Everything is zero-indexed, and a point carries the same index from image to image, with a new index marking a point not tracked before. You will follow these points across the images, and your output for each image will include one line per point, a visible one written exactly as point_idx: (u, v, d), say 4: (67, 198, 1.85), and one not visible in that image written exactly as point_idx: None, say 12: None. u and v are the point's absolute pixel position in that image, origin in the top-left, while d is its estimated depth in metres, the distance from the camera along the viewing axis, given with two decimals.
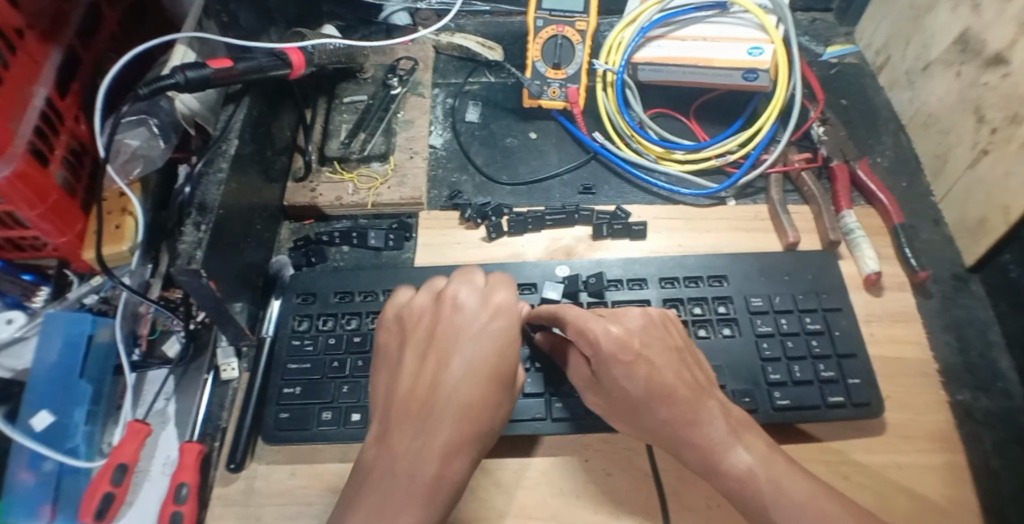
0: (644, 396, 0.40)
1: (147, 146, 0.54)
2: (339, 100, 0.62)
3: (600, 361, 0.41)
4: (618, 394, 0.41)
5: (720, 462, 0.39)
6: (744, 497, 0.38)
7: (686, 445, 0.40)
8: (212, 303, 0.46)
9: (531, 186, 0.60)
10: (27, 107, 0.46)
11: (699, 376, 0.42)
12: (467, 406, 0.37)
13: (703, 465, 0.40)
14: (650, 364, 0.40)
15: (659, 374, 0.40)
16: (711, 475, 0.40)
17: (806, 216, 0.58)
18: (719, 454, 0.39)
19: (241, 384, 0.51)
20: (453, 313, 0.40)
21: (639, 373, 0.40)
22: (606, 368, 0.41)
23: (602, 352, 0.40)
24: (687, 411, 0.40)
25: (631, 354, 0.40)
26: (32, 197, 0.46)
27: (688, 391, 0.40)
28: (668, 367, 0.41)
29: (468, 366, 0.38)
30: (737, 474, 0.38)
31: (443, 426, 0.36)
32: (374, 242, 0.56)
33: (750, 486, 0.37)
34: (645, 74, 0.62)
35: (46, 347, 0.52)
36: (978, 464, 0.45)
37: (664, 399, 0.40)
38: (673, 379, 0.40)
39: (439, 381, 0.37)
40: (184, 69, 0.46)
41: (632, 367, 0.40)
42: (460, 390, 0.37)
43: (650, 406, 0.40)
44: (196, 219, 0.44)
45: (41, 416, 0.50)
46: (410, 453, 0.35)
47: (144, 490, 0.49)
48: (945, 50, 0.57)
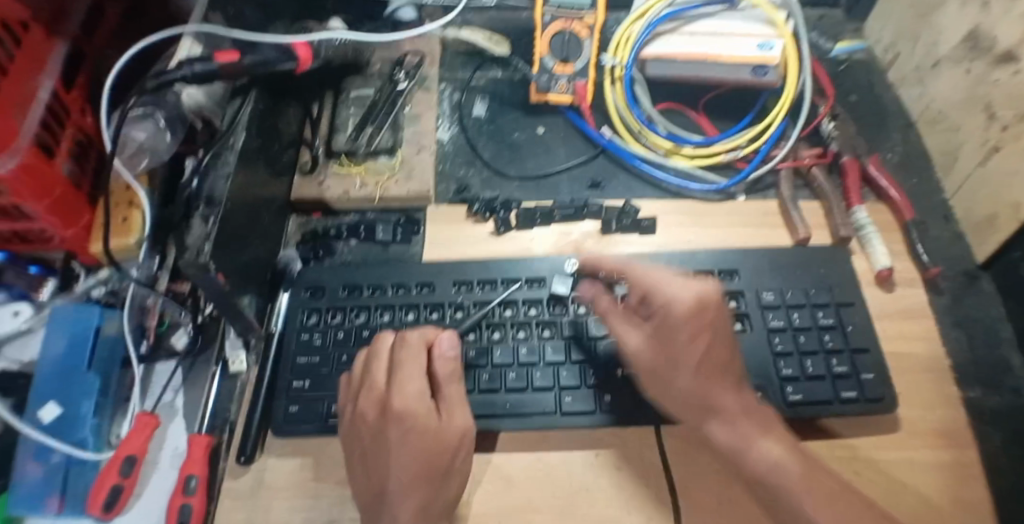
0: (695, 360, 0.42)
1: (154, 139, 0.54)
2: (346, 94, 0.62)
3: (665, 319, 0.44)
4: (669, 343, 0.43)
5: (749, 446, 0.40)
6: (770, 487, 0.38)
7: (714, 420, 0.41)
8: (219, 297, 0.46)
9: (539, 180, 0.60)
10: (33, 100, 0.45)
11: (742, 368, 0.44)
12: (439, 464, 0.39)
13: (731, 447, 0.40)
14: (714, 338, 0.43)
15: (718, 350, 0.42)
16: (736, 458, 0.40)
17: (816, 211, 0.58)
18: (751, 438, 0.40)
19: (250, 378, 0.51)
20: (400, 382, 0.42)
21: (699, 343, 0.42)
22: (668, 326, 0.44)
23: (675, 312, 0.43)
24: (731, 394, 0.42)
25: (702, 323, 0.43)
26: (38, 190, 0.46)
27: (734, 374, 0.43)
28: (727, 346, 0.43)
29: (430, 429, 0.40)
30: (766, 461, 0.39)
31: (420, 489, 0.39)
32: (382, 236, 0.56)
33: (780, 474, 0.38)
34: (653, 69, 0.61)
35: (54, 338, 0.52)
36: (990, 461, 0.45)
37: (713, 364, 0.42)
38: (727, 357, 0.43)
39: (405, 450, 0.39)
40: (190, 63, 0.47)
41: (695, 335, 0.43)
42: (409, 468, 0.39)
43: (693, 371, 0.42)
44: (204, 212, 0.44)
45: (49, 408, 0.50)
46: (404, 515, 0.38)
47: (152, 481, 0.49)
48: (954, 47, 0.56)
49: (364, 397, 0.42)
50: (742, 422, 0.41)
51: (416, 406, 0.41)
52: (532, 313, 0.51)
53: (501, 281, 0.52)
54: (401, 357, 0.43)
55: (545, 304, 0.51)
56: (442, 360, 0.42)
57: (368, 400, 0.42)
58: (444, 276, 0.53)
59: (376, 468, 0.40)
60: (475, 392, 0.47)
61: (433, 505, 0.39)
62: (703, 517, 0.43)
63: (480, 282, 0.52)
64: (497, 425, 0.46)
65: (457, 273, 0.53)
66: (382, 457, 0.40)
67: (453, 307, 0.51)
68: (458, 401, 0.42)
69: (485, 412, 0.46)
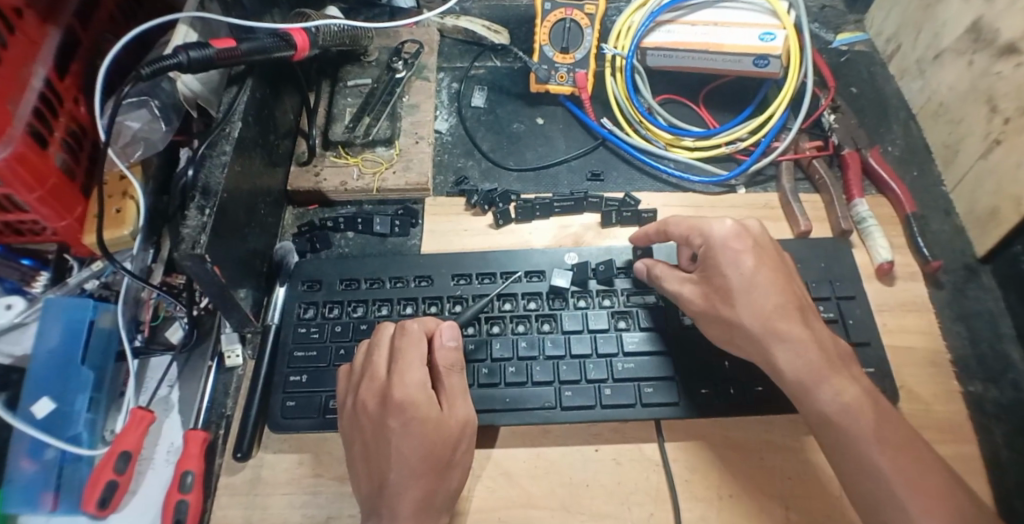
0: (748, 283, 0.42)
1: (148, 128, 0.53)
2: (343, 83, 0.61)
3: (708, 248, 0.44)
4: (719, 283, 0.43)
5: (822, 383, 0.40)
6: (838, 428, 0.38)
7: (782, 353, 0.41)
8: (216, 289, 0.45)
9: (538, 171, 0.60)
10: (25, 88, 0.44)
11: (802, 298, 0.44)
12: (444, 455, 0.39)
13: (800, 385, 0.40)
14: (760, 260, 0.43)
15: (765, 271, 0.43)
16: (804, 397, 0.40)
17: (817, 204, 0.57)
18: (822, 376, 0.40)
19: (246, 371, 0.51)
20: (403, 370, 0.41)
21: (745, 263, 0.43)
22: (713, 253, 0.44)
23: (715, 237, 0.44)
24: (794, 323, 0.42)
25: (743, 245, 0.43)
26: (32, 181, 0.45)
27: (794, 301, 0.43)
28: (775, 274, 0.43)
29: (434, 419, 0.39)
30: (837, 402, 0.39)
31: (424, 480, 0.38)
32: (380, 229, 0.55)
33: (848, 416, 0.38)
34: (654, 60, 0.60)
35: (46, 332, 0.51)
36: (988, 455, 0.45)
37: (764, 295, 0.42)
38: (777, 284, 0.43)
39: (407, 441, 0.38)
40: (186, 49, 0.45)
41: (739, 256, 0.43)
42: (410, 458, 0.38)
43: (747, 298, 0.42)
44: (199, 203, 0.43)
45: (42, 403, 0.49)
46: (405, 506, 0.37)
47: (148, 477, 0.48)
48: (957, 39, 0.56)
49: (364, 388, 0.41)
50: (813, 357, 0.41)
51: (419, 396, 0.40)
52: (532, 307, 0.50)
53: (500, 274, 0.52)
54: (403, 346, 0.42)
55: (544, 297, 0.50)
56: (443, 351, 0.42)
57: (368, 392, 0.41)
58: (443, 269, 0.52)
59: (377, 459, 0.39)
60: (474, 387, 0.47)
61: (437, 498, 0.39)
62: (705, 512, 0.43)
63: (479, 275, 0.52)
64: (495, 420, 0.46)
65: (456, 266, 0.52)
66: (384, 448, 0.39)
67: (451, 300, 0.50)
68: (459, 392, 0.42)
69: (483, 407, 0.46)
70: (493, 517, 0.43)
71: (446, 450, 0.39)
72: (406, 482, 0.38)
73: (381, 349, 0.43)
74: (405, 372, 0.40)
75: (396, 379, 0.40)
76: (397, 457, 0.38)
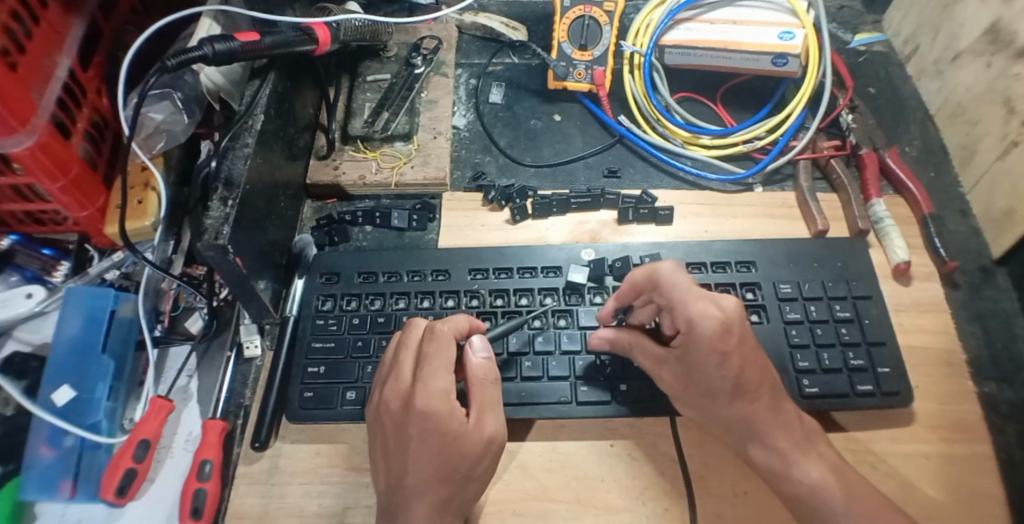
0: (732, 387, 0.39)
1: (171, 120, 0.53)
2: (362, 78, 0.62)
3: (692, 344, 0.39)
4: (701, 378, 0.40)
5: (790, 465, 0.39)
6: (811, 506, 0.38)
7: (753, 443, 0.41)
8: (236, 281, 0.46)
9: (555, 168, 0.60)
10: (51, 78, 0.45)
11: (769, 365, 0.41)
12: (461, 468, 0.38)
13: (770, 469, 0.40)
14: (743, 356, 0.39)
15: (750, 368, 0.39)
16: (775, 480, 0.40)
17: (834, 204, 0.57)
18: (790, 455, 0.39)
19: (264, 362, 0.51)
20: (427, 377, 0.39)
21: (730, 367, 0.39)
22: (696, 349, 0.39)
23: (700, 336, 0.38)
24: (767, 410, 0.40)
25: (729, 346, 0.39)
26: (55, 170, 0.46)
27: (768, 388, 0.40)
28: (755, 366, 0.40)
29: (454, 432, 0.38)
30: (807, 480, 0.38)
31: (439, 489, 0.38)
32: (397, 223, 0.56)
33: (820, 493, 0.38)
34: (671, 58, 0.61)
35: (66, 321, 0.51)
36: (1005, 457, 0.45)
37: (748, 384, 0.40)
38: (758, 377, 0.40)
39: (424, 451, 0.38)
40: (211, 42, 0.45)
41: (725, 358, 0.39)
42: (428, 465, 0.38)
43: (730, 399, 0.40)
44: (222, 194, 0.44)
45: (62, 390, 0.49)
46: (418, 511, 0.37)
47: (166, 466, 0.49)
48: (975, 40, 0.56)
49: (390, 388, 0.40)
50: (783, 439, 0.40)
51: (440, 409, 0.39)
52: (549, 302, 0.50)
53: (516, 269, 0.52)
54: (431, 350, 0.40)
55: (560, 292, 0.51)
56: (474, 363, 0.41)
57: (392, 392, 0.40)
58: (460, 263, 0.52)
59: (395, 461, 0.39)
60: None
61: (450, 505, 0.39)
62: (718, 508, 0.43)
63: (496, 270, 0.52)
64: (512, 414, 0.46)
65: (473, 260, 0.52)
66: (402, 450, 0.39)
67: (468, 295, 0.51)
68: (490, 403, 0.40)
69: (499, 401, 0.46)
70: (508, 510, 0.43)
71: (464, 463, 0.38)
72: (419, 489, 0.38)
73: (410, 349, 0.42)
74: (429, 378, 0.39)
75: (421, 384, 0.39)
76: (413, 463, 0.38)
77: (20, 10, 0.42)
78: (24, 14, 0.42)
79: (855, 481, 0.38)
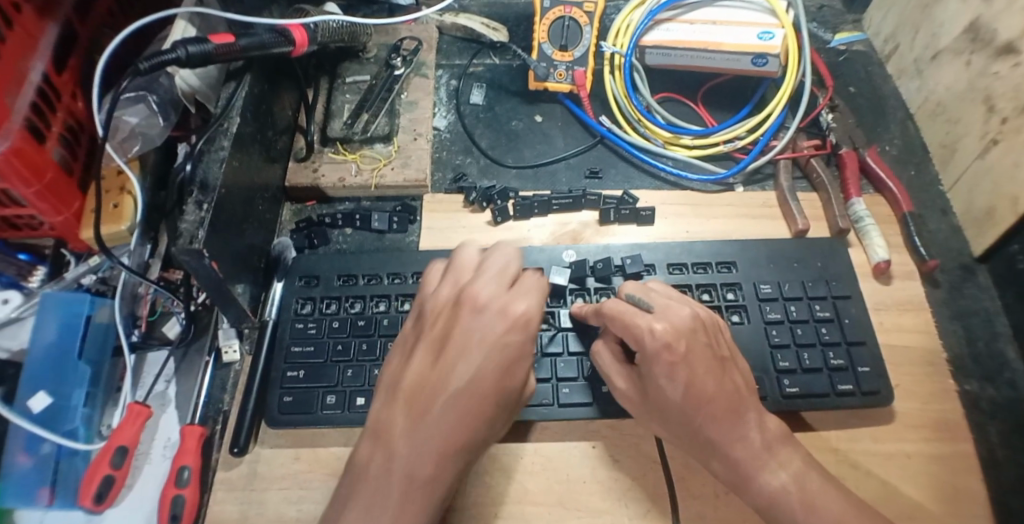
0: (683, 401, 0.39)
1: (146, 123, 0.53)
2: (341, 80, 0.61)
3: (643, 357, 0.40)
4: (656, 395, 0.41)
5: (753, 478, 0.39)
6: (776, 514, 0.38)
7: (716, 456, 0.40)
8: (213, 285, 0.45)
9: (537, 169, 0.60)
10: (23, 82, 0.44)
11: (733, 380, 0.41)
12: (502, 403, 0.36)
13: (733, 480, 0.40)
14: (692, 369, 0.39)
15: (700, 382, 0.39)
16: (741, 490, 0.40)
17: (814, 203, 0.58)
18: (751, 469, 0.39)
19: (243, 367, 0.51)
20: (517, 296, 0.37)
21: (679, 377, 0.39)
22: (647, 365, 0.40)
23: (646, 349, 0.39)
24: (727, 423, 0.39)
25: (677, 355, 0.39)
26: (30, 175, 0.45)
27: (726, 401, 0.39)
28: (711, 376, 0.39)
29: (519, 363, 0.36)
30: (769, 493, 0.38)
31: (475, 415, 0.35)
32: (377, 225, 0.55)
33: (783, 506, 0.38)
34: (652, 58, 0.61)
35: (41, 326, 0.51)
36: (986, 455, 0.45)
37: (702, 405, 0.39)
38: (714, 389, 0.39)
39: (482, 365, 0.35)
40: (185, 43, 0.45)
41: (674, 369, 0.39)
42: (471, 392, 0.35)
43: (683, 410, 0.40)
44: (198, 198, 0.43)
45: (39, 397, 0.49)
46: (437, 439, 0.35)
47: (144, 472, 0.48)
48: (955, 39, 0.56)
49: (467, 297, 0.37)
50: (741, 452, 0.39)
51: (520, 332, 0.36)
52: None
53: None
54: (521, 282, 0.38)
55: (542, 294, 0.50)
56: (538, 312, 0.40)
57: (473, 295, 0.37)
58: (440, 265, 0.52)
59: (445, 360, 0.36)
60: None
61: (471, 438, 0.35)
62: (699, 509, 0.43)
63: None
64: None
65: None
66: (458, 350, 0.36)
67: None
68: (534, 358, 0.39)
69: None
70: (490, 513, 0.43)
71: (501, 410, 0.36)
72: (458, 400, 0.35)
73: (491, 273, 0.39)
74: (506, 300, 0.37)
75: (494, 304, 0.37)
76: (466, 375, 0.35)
77: None
78: None
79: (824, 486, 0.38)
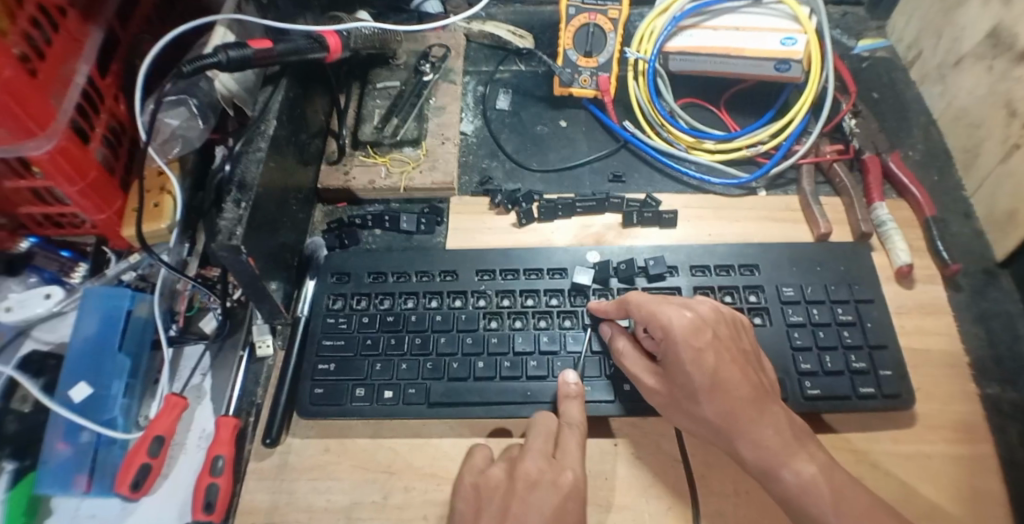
0: (710, 385, 0.41)
1: (186, 126, 0.55)
2: (372, 86, 0.63)
3: (669, 345, 0.43)
4: (681, 380, 0.42)
5: (780, 466, 0.39)
6: (801, 507, 0.38)
7: (742, 441, 0.41)
8: (250, 281, 0.47)
9: (561, 173, 0.61)
10: (69, 84, 0.46)
11: (762, 381, 0.43)
12: None
13: (762, 469, 0.40)
14: (719, 355, 0.42)
15: (727, 367, 0.42)
16: (766, 479, 0.40)
17: (837, 207, 0.58)
18: (781, 458, 0.39)
19: (276, 361, 0.52)
20: (563, 463, 0.41)
21: (706, 362, 0.41)
22: (675, 350, 0.42)
23: (675, 335, 0.42)
24: (755, 411, 0.41)
25: (703, 341, 0.42)
26: (73, 173, 0.48)
27: (751, 390, 0.42)
28: (735, 364, 0.42)
29: None
30: (799, 482, 0.38)
31: None
32: (406, 226, 0.57)
33: (811, 496, 0.38)
34: (676, 64, 0.62)
35: (83, 322, 0.53)
36: (1008, 457, 0.45)
37: (727, 392, 0.41)
38: (738, 376, 0.42)
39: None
40: (226, 49, 0.47)
41: (700, 354, 0.42)
42: None
43: (712, 396, 0.41)
44: (236, 197, 0.45)
45: (80, 387, 0.51)
46: None
47: (179, 461, 0.50)
48: (976, 44, 0.56)
49: (529, 459, 0.42)
50: (772, 439, 0.40)
51: (574, 504, 0.39)
52: (554, 303, 0.51)
53: (522, 270, 0.53)
54: (568, 441, 0.43)
55: (566, 294, 0.52)
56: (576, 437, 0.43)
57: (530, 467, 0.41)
58: (467, 264, 0.53)
59: None
60: (495, 378, 0.48)
61: None
62: (718, 506, 0.44)
63: (503, 271, 0.53)
64: (517, 412, 0.47)
65: (480, 262, 0.54)
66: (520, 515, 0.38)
67: (475, 295, 0.52)
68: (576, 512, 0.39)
69: (505, 398, 0.47)
70: None
71: None
72: None
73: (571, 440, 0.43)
74: (553, 464, 0.42)
75: (536, 463, 0.42)
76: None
77: (40, 18, 0.43)
78: (43, 23, 0.44)
79: (847, 482, 0.38)
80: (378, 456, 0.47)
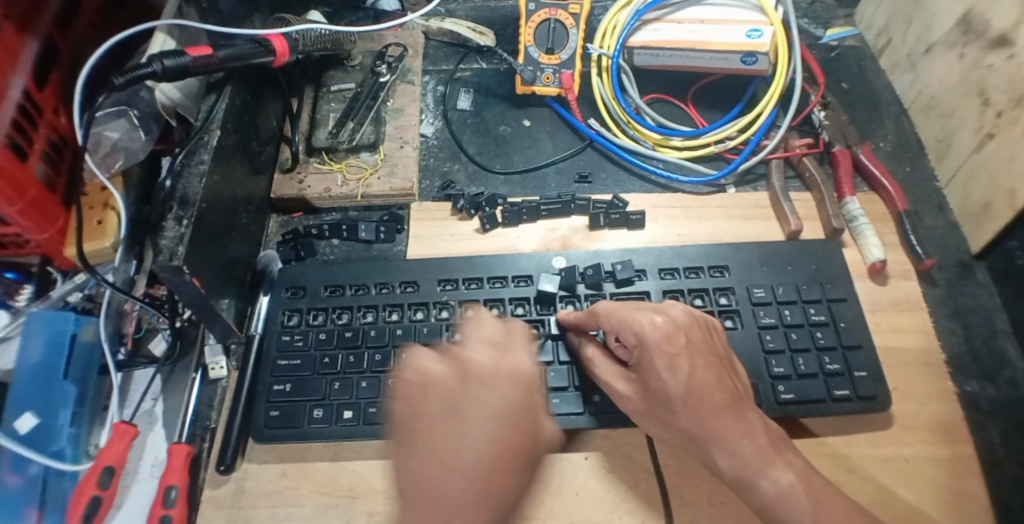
0: (685, 392, 0.39)
1: (128, 138, 0.53)
2: (327, 89, 0.61)
3: (641, 352, 0.41)
4: (655, 388, 0.40)
5: (758, 474, 0.38)
6: (780, 517, 0.37)
7: (719, 451, 0.39)
8: (196, 301, 0.45)
9: (525, 174, 0.59)
10: (3, 99, 0.43)
11: (737, 385, 0.41)
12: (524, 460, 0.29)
13: (739, 478, 0.39)
14: (694, 359, 0.40)
15: (702, 372, 0.40)
16: (743, 489, 0.39)
17: (808, 202, 0.57)
18: (759, 467, 0.38)
19: (230, 383, 0.50)
20: (503, 354, 0.32)
21: (681, 368, 0.40)
22: (648, 357, 0.40)
23: (648, 342, 0.40)
24: (729, 416, 0.39)
25: (677, 346, 0.40)
26: (11, 192, 0.44)
27: (727, 395, 0.40)
28: (710, 369, 0.40)
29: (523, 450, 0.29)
30: (777, 491, 0.37)
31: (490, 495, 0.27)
32: (365, 235, 0.55)
33: (789, 504, 0.37)
34: (640, 59, 0.59)
35: (28, 345, 0.51)
36: (987, 457, 0.44)
37: (701, 398, 0.39)
38: (713, 381, 0.40)
39: (492, 457, 0.28)
40: (160, 57, 0.44)
41: (675, 359, 0.40)
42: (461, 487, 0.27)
43: (687, 404, 0.40)
44: (177, 214, 0.42)
45: (25, 418, 0.48)
46: None
47: (132, 491, 0.48)
48: (947, 31, 0.55)
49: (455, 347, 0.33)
50: (748, 448, 0.39)
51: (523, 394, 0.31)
52: (520, 312, 0.49)
53: (486, 279, 0.51)
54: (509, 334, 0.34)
55: (532, 302, 0.50)
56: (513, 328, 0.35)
57: (487, 356, 0.32)
58: (429, 274, 0.51)
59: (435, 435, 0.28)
60: None
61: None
62: (693, 519, 0.42)
63: (466, 280, 0.51)
64: None
65: (442, 271, 0.52)
66: (479, 420, 0.29)
67: (438, 306, 0.50)
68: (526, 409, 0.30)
69: None
70: None
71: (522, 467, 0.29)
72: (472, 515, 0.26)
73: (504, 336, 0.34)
74: (489, 348, 0.32)
75: (474, 354, 0.32)
76: (467, 472, 0.27)
77: None
78: None
79: (824, 490, 0.37)
80: (340, 480, 0.45)
